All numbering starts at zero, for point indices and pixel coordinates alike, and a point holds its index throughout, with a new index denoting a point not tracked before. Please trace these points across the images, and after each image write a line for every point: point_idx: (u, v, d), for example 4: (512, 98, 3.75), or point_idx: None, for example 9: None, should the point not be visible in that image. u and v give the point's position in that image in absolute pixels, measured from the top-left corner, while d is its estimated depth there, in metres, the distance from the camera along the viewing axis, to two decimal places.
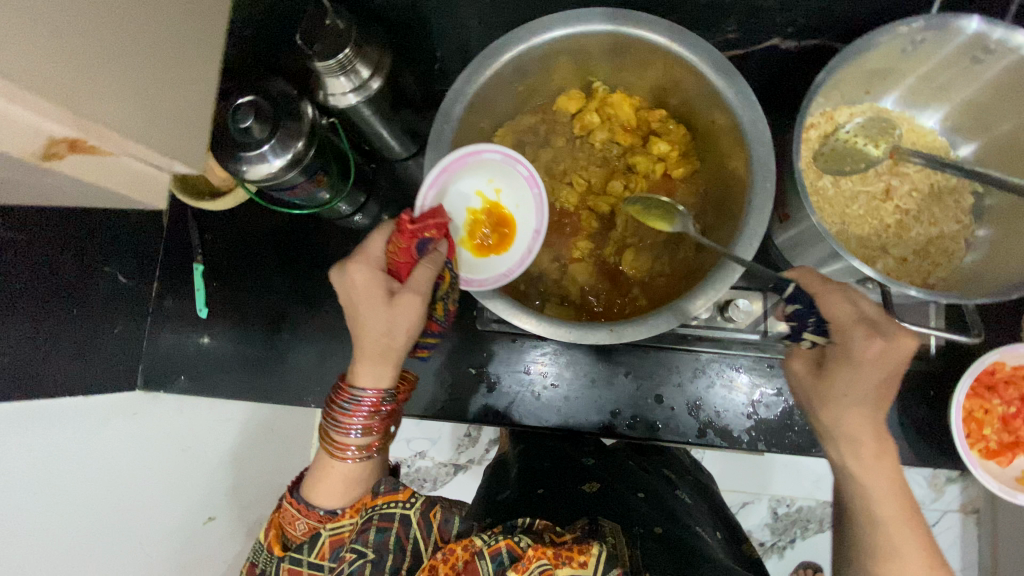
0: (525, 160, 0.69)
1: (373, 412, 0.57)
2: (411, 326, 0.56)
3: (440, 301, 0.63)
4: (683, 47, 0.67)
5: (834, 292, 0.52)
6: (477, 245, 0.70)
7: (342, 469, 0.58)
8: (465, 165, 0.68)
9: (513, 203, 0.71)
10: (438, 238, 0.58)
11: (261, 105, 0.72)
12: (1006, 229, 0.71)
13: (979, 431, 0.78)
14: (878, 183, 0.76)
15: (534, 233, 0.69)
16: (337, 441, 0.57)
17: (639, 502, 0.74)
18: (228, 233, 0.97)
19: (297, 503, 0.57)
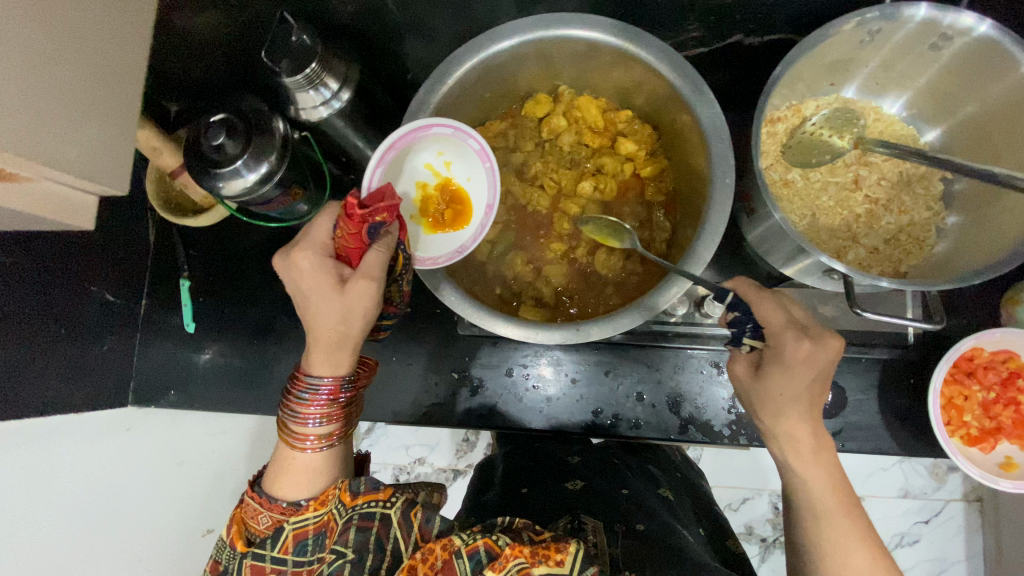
0: (474, 134, 0.71)
1: (331, 399, 0.58)
2: (367, 313, 0.57)
3: (396, 279, 0.65)
4: (640, 48, 0.69)
5: (767, 299, 0.55)
6: (430, 219, 0.73)
7: (304, 459, 0.58)
8: (413, 140, 0.71)
9: (464, 175, 0.74)
10: (387, 221, 0.56)
11: (232, 122, 0.73)
12: (975, 215, 0.72)
13: (959, 418, 0.77)
14: (847, 173, 0.76)
15: (485, 207, 0.73)
16: (297, 430, 0.58)
17: (621, 499, 0.72)
18: (213, 247, 0.98)
19: (259, 497, 0.57)
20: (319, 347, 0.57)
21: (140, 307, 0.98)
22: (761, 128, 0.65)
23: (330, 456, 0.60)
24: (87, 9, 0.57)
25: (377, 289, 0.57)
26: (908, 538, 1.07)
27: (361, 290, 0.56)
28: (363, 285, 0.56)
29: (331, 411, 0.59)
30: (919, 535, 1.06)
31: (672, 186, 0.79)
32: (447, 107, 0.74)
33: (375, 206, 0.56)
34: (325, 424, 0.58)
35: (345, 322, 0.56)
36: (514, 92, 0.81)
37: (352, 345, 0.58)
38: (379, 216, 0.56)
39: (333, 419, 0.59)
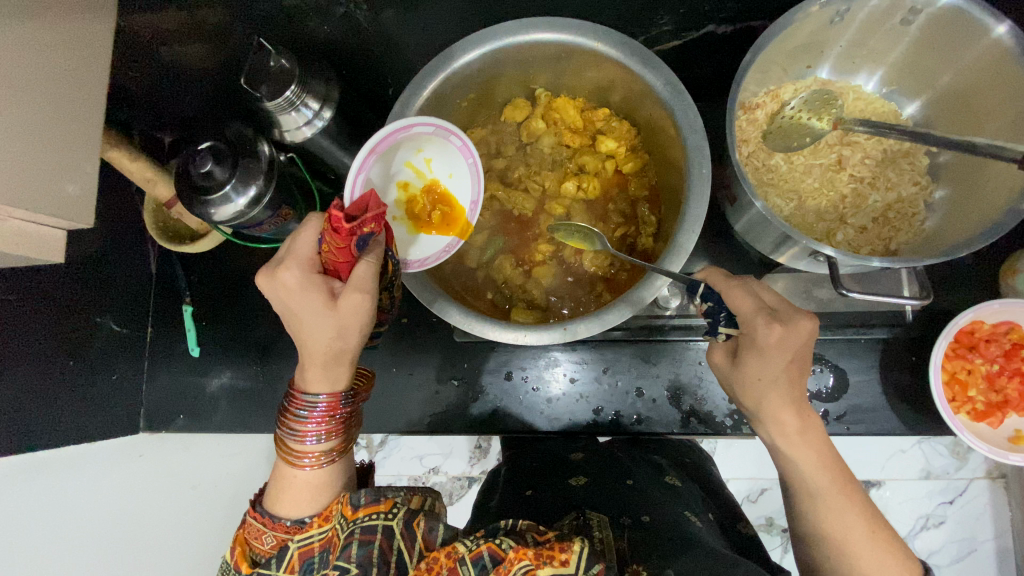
0: (456, 131, 0.72)
1: (330, 416, 0.59)
2: (361, 328, 0.57)
3: (386, 286, 0.65)
4: (609, 46, 0.69)
5: (737, 287, 0.57)
6: (416, 219, 0.74)
7: (305, 476, 0.59)
8: (395, 140, 0.71)
9: (448, 172, 0.74)
10: (375, 230, 0.56)
11: (219, 149, 0.75)
12: (963, 187, 0.71)
13: (964, 393, 0.76)
14: (830, 154, 0.76)
15: (472, 203, 0.73)
16: (297, 449, 0.59)
17: (626, 491, 0.68)
18: (214, 272, 0.99)
19: (263, 517, 0.58)
20: (310, 362, 0.58)
21: (147, 335, 0.99)
22: (735, 115, 0.65)
23: (332, 471, 0.60)
24: (59, 54, 0.58)
25: (371, 303, 0.56)
26: (934, 520, 1.04)
27: (354, 304, 0.56)
28: (357, 299, 0.56)
29: (331, 428, 0.59)
30: (945, 516, 1.04)
31: (656, 179, 0.79)
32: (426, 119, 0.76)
33: (363, 217, 0.54)
34: (325, 440, 0.59)
35: (337, 338, 0.57)
36: (492, 99, 0.82)
37: (347, 358, 0.59)
38: (367, 228, 0.55)
39: (333, 436, 0.60)
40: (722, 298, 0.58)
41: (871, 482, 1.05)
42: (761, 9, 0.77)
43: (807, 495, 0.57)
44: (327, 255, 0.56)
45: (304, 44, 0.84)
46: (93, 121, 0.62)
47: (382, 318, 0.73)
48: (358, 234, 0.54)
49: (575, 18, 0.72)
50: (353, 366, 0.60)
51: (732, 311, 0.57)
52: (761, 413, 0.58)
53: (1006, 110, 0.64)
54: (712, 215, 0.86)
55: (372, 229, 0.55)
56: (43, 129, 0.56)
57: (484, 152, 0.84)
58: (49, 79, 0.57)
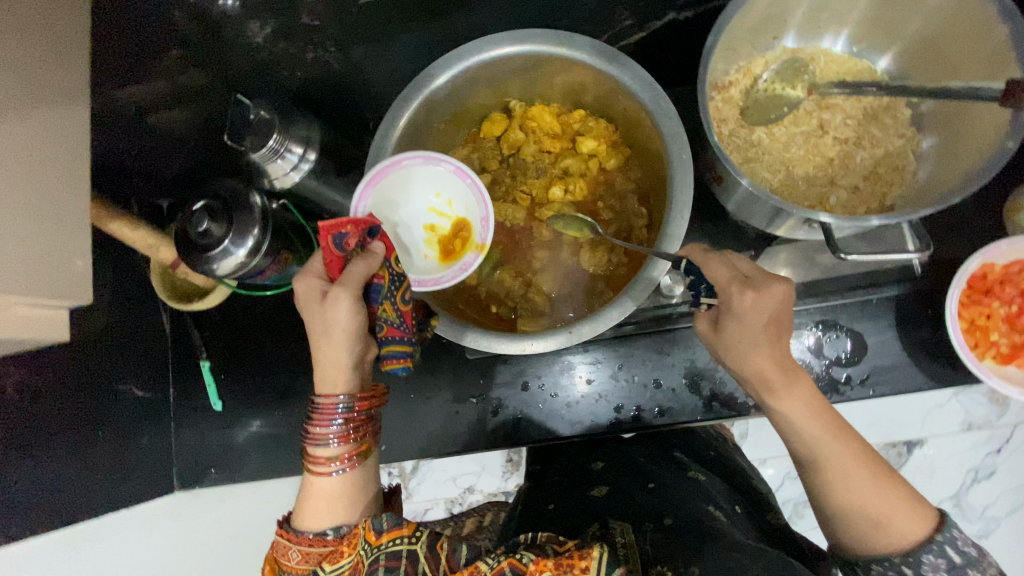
0: (445, 157, 0.72)
1: (344, 424, 0.61)
2: (348, 328, 0.61)
3: (389, 301, 0.64)
4: (573, 49, 0.71)
5: (713, 259, 0.59)
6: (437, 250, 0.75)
7: (324, 485, 0.61)
8: (393, 181, 0.73)
9: (460, 199, 0.74)
10: (354, 232, 0.63)
11: (214, 206, 0.77)
12: (949, 133, 0.70)
13: (986, 338, 0.75)
14: (811, 121, 0.76)
15: (482, 220, 0.73)
16: (313, 459, 0.61)
17: (646, 495, 0.68)
18: (225, 324, 0.99)
19: (287, 535, 0.60)
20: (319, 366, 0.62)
21: (170, 395, 0.99)
22: (707, 96, 0.65)
23: (352, 484, 0.61)
24: (40, 137, 0.60)
25: (350, 301, 0.60)
26: (984, 472, 1.01)
27: (333, 300, 0.60)
28: (334, 294, 0.60)
29: (345, 437, 0.61)
30: (994, 467, 1.01)
31: (640, 171, 0.79)
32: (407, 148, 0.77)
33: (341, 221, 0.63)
34: (338, 448, 0.61)
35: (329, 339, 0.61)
36: (467, 117, 0.83)
37: (341, 360, 0.62)
38: (346, 229, 0.63)
39: (347, 444, 0.61)
40: (701, 270, 0.60)
41: (912, 442, 1.01)
42: None
43: (828, 462, 0.56)
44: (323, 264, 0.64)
45: (280, 91, 0.86)
46: (72, 195, 0.63)
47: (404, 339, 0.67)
48: (334, 232, 0.62)
49: (537, 27, 0.73)
50: (352, 370, 0.63)
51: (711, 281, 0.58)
52: (767, 386, 0.57)
53: (979, 48, 0.63)
54: (705, 197, 0.85)
55: (350, 231, 0.63)
56: (29, 210, 0.58)
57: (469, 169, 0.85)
58: (29, 161, 0.58)
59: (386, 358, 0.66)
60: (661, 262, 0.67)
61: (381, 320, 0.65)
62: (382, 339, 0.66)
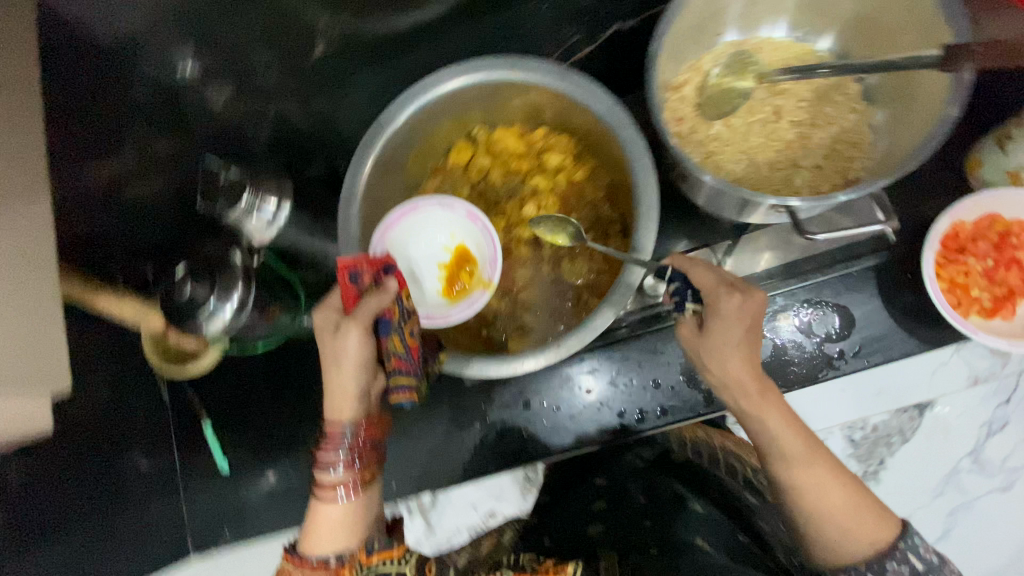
0: (458, 200, 0.75)
1: (351, 453, 0.66)
2: (357, 361, 0.63)
3: (396, 335, 0.65)
4: (526, 73, 0.73)
5: (698, 265, 0.62)
6: (451, 287, 0.76)
7: (329, 511, 0.65)
8: (409, 223, 0.76)
9: (472, 240, 0.76)
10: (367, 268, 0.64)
11: (194, 267, 0.78)
12: (898, 103, 0.72)
13: (968, 295, 0.76)
14: (765, 108, 0.78)
15: (491, 261, 0.74)
16: (321, 484, 0.66)
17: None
18: (221, 382, 0.97)
19: (294, 554, 0.65)
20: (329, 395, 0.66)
21: (175, 462, 0.93)
22: (660, 99, 0.67)
23: (356, 510, 0.66)
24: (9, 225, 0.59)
25: (359, 335, 0.62)
26: (998, 424, 1.01)
27: (343, 334, 0.62)
28: (344, 328, 0.62)
29: (351, 466, 0.66)
30: (1007, 417, 1.01)
31: (608, 180, 0.81)
32: (377, 187, 0.78)
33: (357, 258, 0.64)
34: (345, 476, 0.66)
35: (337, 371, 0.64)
36: (431, 148, 0.84)
37: (349, 391, 0.65)
38: (361, 266, 0.64)
39: (352, 474, 0.66)
40: (688, 278, 0.62)
41: (922, 404, 1.01)
42: None
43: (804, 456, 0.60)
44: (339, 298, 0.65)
45: (248, 148, 0.88)
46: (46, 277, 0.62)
47: (411, 374, 0.68)
48: (351, 269, 0.63)
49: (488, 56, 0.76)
50: (358, 401, 0.66)
51: (698, 287, 0.61)
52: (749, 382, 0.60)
53: (913, 20, 0.66)
54: (675, 194, 0.87)
55: (364, 268, 0.64)
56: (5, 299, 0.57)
57: None
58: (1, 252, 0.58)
59: (392, 390, 0.67)
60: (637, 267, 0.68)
61: (389, 353, 0.66)
62: (391, 372, 0.67)
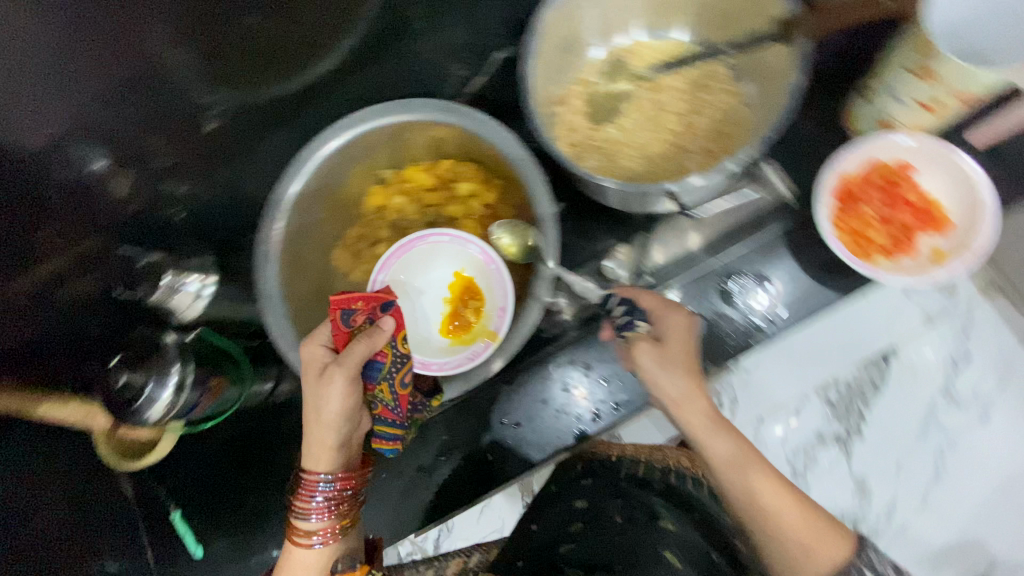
0: (472, 240, 0.84)
1: (326, 501, 0.66)
2: (343, 407, 0.64)
3: (384, 379, 0.66)
4: (416, 113, 0.80)
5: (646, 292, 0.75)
6: (450, 322, 0.83)
7: (301, 554, 0.66)
8: (410, 262, 0.85)
9: (484, 283, 0.84)
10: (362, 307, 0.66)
11: (128, 358, 0.78)
12: (761, 77, 0.78)
13: (869, 241, 0.80)
14: (647, 105, 0.83)
15: (500, 310, 0.81)
16: (297, 530, 0.66)
17: (617, 532, 0.77)
18: (185, 465, 0.93)
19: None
20: (310, 438, 0.65)
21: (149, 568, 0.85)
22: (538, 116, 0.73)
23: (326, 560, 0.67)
24: None
25: (347, 384, 0.63)
26: (961, 359, 1.07)
27: (329, 382, 0.62)
28: (333, 376, 0.62)
29: (322, 516, 0.66)
30: (968, 351, 1.07)
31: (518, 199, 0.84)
32: (295, 242, 0.82)
33: (352, 296, 0.66)
34: (319, 525, 0.66)
35: (321, 416, 0.64)
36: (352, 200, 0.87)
37: (330, 437, 0.65)
38: (356, 306, 0.65)
39: (326, 525, 0.67)
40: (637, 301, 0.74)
41: (886, 352, 1.07)
42: None
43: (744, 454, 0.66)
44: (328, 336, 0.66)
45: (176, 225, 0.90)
46: None
47: (397, 425, 0.71)
48: (343, 310, 0.65)
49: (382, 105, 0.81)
50: (337, 451, 0.66)
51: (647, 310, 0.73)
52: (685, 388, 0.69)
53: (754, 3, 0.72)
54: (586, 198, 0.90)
55: (359, 309, 0.65)
56: None
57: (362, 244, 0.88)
58: None
59: (376, 437, 0.71)
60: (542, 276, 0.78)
61: (377, 399, 0.68)
62: (377, 418, 0.70)
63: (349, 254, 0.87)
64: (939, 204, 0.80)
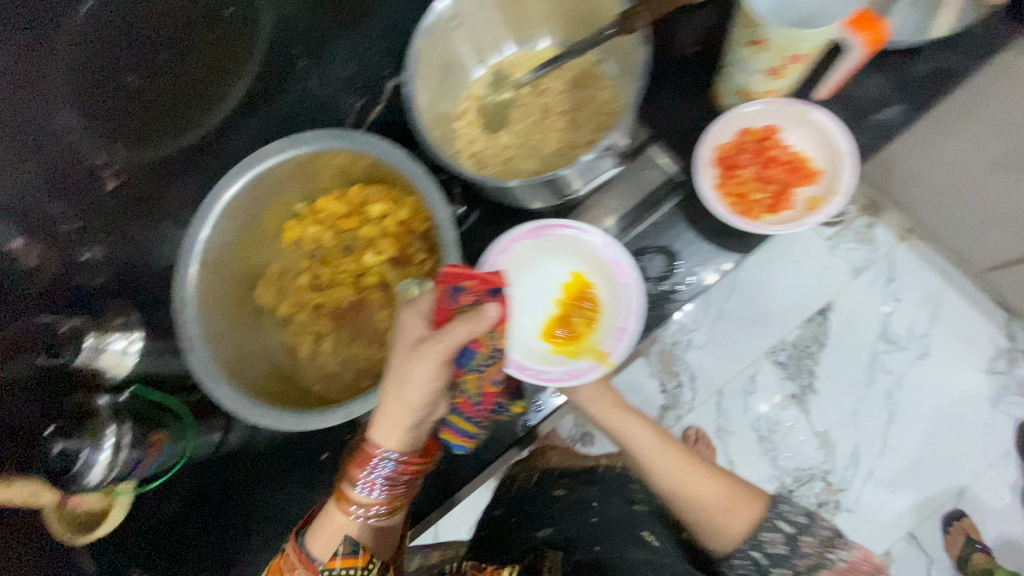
0: (592, 231, 0.91)
1: (381, 480, 0.75)
2: (431, 390, 0.71)
3: (470, 369, 0.79)
4: (309, 145, 0.82)
5: None
6: (566, 323, 0.92)
7: (343, 520, 0.76)
8: (520, 258, 0.92)
9: (599, 296, 0.93)
10: (474, 288, 0.73)
11: (63, 427, 0.81)
12: (619, 64, 0.86)
13: (749, 200, 0.95)
14: (535, 110, 0.92)
15: (620, 330, 0.89)
16: (347, 497, 0.75)
17: (591, 524, 1.00)
18: (136, 532, 0.91)
19: (295, 552, 0.76)
20: (388, 401, 0.72)
21: None
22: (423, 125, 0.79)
23: (363, 532, 0.77)
24: None
25: (440, 369, 0.70)
26: (889, 304, 1.49)
27: (427, 357, 0.69)
28: (433, 351, 0.69)
29: (371, 492, 0.75)
30: (897, 295, 1.49)
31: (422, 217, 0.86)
32: (211, 286, 0.84)
33: (473, 273, 0.74)
34: (368, 499, 0.75)
35: (402, 390, 0.70)
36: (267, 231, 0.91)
37: (403, 420, 0.72)
38: (468, 283, 0.73)
39: (374, 502, 0.75)
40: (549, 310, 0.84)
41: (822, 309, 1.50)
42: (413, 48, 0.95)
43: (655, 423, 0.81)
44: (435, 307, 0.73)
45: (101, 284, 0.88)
46: None
47: (470, 421, 0.86)
48: (455, 283, 0.73)
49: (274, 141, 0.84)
50: (410, 433, 0.73)
51: None
52: None
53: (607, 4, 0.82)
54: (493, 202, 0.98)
55: (472, 286, 0.73)
56: None
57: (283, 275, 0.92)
58: None
59: (455, 433, 0.87)
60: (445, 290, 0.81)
61: (462, 382, 0.81)
62: (454, 409, 0.84)
63: (273, 290, 0.91)
64: (808, 159, 0.96)
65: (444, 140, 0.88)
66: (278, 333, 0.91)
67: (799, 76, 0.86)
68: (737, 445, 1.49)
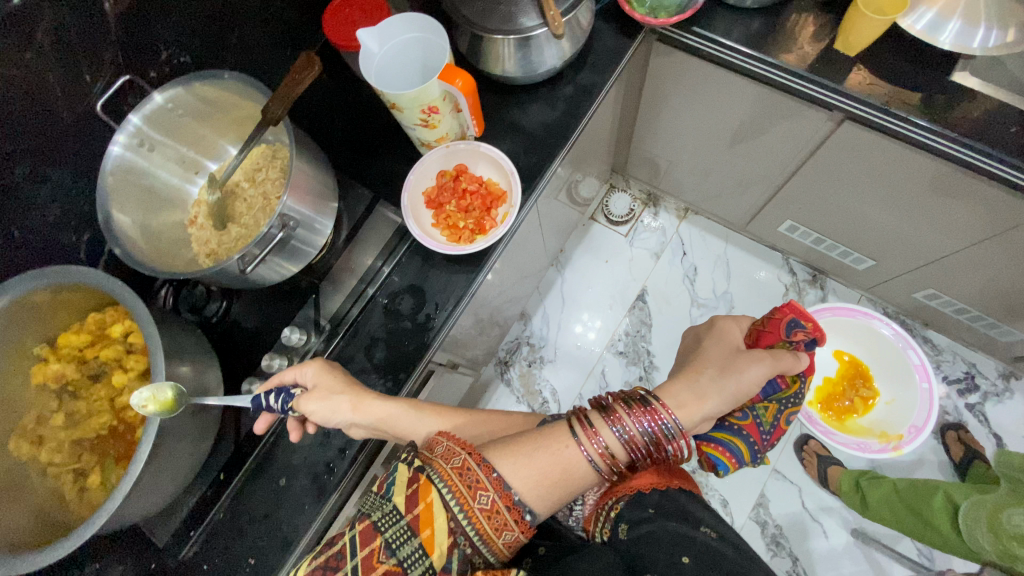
0: (919, 352, 1.17)
1: (643, 440, 0.61)
2: (728, 399, 0.66)
3: (780, 402, 0.82)
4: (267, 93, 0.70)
5: None
6: (824, 406, 1.24)
7: (573, 454, 0.60)
8: (854, 324, 1.24)
9: (887, 386, 1.22)
10: (800, 318, 0.80)
11: None
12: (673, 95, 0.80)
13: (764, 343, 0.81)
14: (569, 134, 0.86)
15: (914, 427, 1.14)
16: (600, 423, 0.61)
17: None
18: None
19: (480, 464, 0.57)
20: (682, 386, 0.66)
21: None
22: (465, 100, 0.70)
23: (589, 474, 0.60)
24: None
25: (763, 374, 0.69)
26: None
27: (757, 356, 0.70)
28: (758, 356, 0.70)
29: (629, 449, 0.60)
30: None
31: (460, 204, 0.80)
32: (145, 239, 0.72)
33: (779, 310, 0.82)
34: (613, 445, 0.60)
35: (691, 407, 0.64)
36: (237, 191, 0.79)
37: (692, 398, 0.65)
38: (807, 324, 0.80)
39: (620, 455, 0.61)
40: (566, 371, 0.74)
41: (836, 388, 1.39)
42: (452, 38, 0.86)
43: None
44: (767, 320, 0.82)
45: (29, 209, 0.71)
46: None
47: (751, 453, 0.77)
48: (796, 317, 0.80)
49: (231, 73, 0.70)
50: (698, 420, 0.65)
51: None
52: None
53: None
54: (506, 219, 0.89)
55: (808, 329, 0.79)
56: None
57: (238, 233, 0.76)
58: None
59: (725, 449, 0.76)
60: (480, 275, 0.81)
61: (761, 416, 0.79)
62: (747, 434, 0.77)
63: (223, 251, 0.75)
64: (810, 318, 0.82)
65: (473, 125, 0.78)
66: (239, 299, 0.84)
67: (910, 146, 0.87)
68: (744, 527, 1.29)
